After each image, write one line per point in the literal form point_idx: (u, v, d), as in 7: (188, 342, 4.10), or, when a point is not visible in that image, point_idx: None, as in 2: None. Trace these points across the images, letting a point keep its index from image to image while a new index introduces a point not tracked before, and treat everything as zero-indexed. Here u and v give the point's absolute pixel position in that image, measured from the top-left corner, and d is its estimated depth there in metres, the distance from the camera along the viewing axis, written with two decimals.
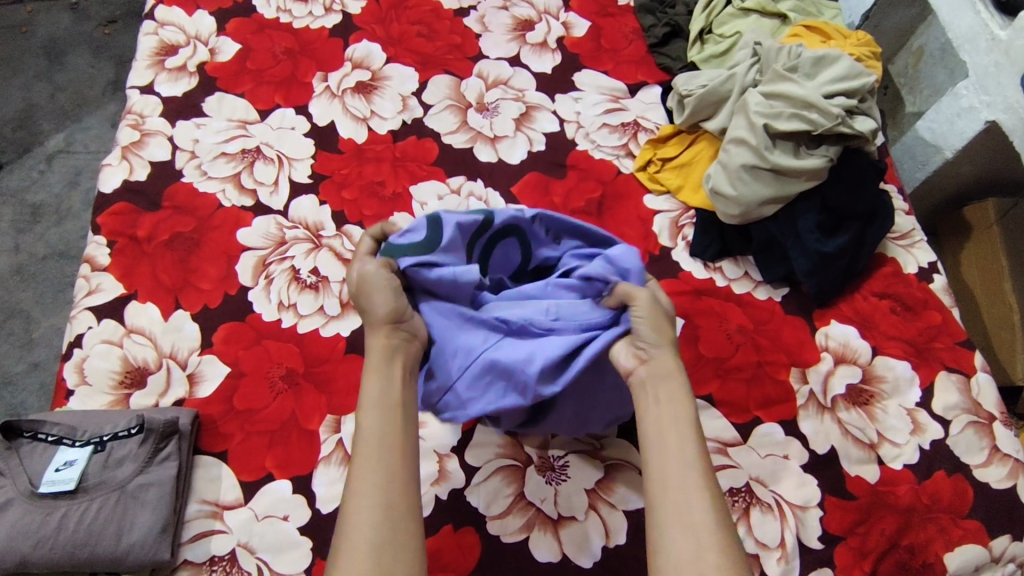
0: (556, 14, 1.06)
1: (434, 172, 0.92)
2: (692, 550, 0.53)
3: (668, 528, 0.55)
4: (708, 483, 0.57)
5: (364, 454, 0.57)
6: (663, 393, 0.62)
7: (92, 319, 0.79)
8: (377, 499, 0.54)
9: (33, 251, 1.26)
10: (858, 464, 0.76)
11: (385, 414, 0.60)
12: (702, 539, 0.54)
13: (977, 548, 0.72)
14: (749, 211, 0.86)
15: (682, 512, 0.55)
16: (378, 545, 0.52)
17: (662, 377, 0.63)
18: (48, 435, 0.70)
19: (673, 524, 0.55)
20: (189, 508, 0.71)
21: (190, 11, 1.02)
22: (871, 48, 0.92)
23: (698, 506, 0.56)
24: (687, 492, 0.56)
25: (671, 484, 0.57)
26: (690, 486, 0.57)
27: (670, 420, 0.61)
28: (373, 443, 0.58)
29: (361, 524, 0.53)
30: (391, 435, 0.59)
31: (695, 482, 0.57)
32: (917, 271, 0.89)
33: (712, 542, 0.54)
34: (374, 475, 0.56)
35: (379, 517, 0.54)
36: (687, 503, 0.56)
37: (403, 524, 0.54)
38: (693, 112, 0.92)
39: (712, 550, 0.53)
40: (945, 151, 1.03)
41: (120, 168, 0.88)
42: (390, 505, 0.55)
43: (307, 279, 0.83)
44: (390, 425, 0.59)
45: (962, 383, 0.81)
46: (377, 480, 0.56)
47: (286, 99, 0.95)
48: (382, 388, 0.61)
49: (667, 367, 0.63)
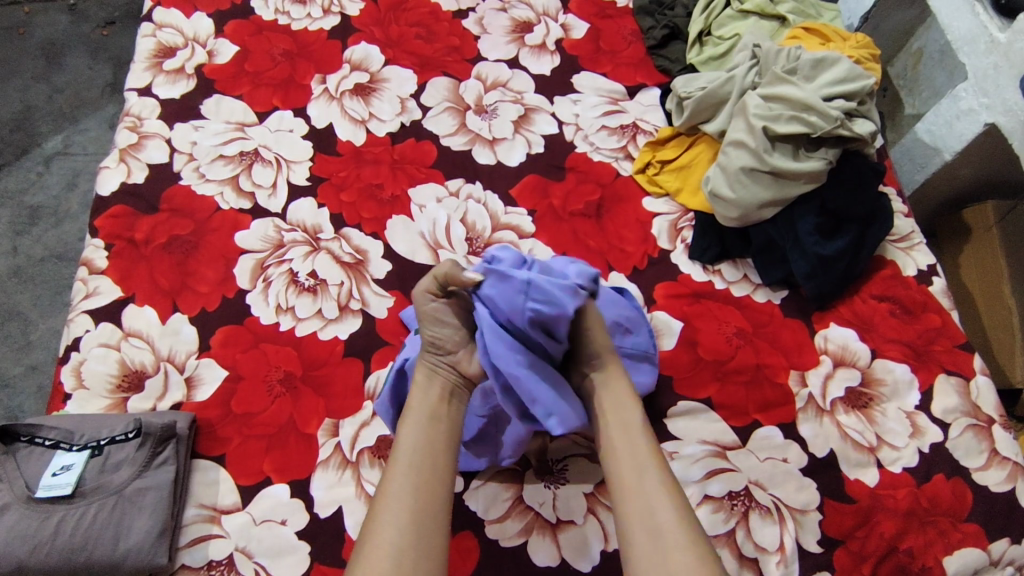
0: (555, 17, 1.06)
1: (433, 175, 0.92)
2: (659, 551, 0.57)
3: (635, 534, 0.59)
4: (667, 485, 0.60)
5: (398, 463, 0.61)
6: (611, 405, 0.66)
7: (89, 322, 0.79)
8: (406, 505, 0.59)
9: (30, 254, 1.25)
10: (858, 467, 0.76)
11: (421, 430, 0.64)
12: (666, 541, 0.57)
13: (977, 551, 0.72)
14: (748, 213, 0.86)
15: (646, 516, 0.59)
16: (403, 549, 0.56)
17: (604, 390, 0.67)
18: (45, 439, 0.70)
19: (639, 529, 0.59)
20: (187, 512, 0.70)
21: (188, 13, 1.01)
22: (870, 50, 0.92)
23: (658, 505, 0.59)
24: (645, 493, 0.60)
25: (634, 491, 0.61)
26: (649, 489, 0.60)
27: (623, 430, 0.64)
28: (408, 453, 0.62)
29: (387, 529, 0.57)
30: (433, 450, 0.63)
31: (655, 484, 0.60)
32: (916, 273, 0.89)
33: (678, 540, 0.57)
34: (405, 483, 0.60)
35: (406, 521, 0.58)
36: (647, 507, 0.59)
37: (429, 534, 0.58)
38: (692, 113, 0.91)
39: (679, 547, 0.56)
40: (944, 153, 1.03)
41: (118, 171, 0.88)
42: (416, 516, 0.58)
43: (305, 282, 0.83)
44: (425, 440, 0.63)
45: (962, 387, 0.81)
46: (406, 490, 0.60)
47: (284, 102, 0.95)
48: (421, 405, 0.65)
49: (608, 373, 0.68)
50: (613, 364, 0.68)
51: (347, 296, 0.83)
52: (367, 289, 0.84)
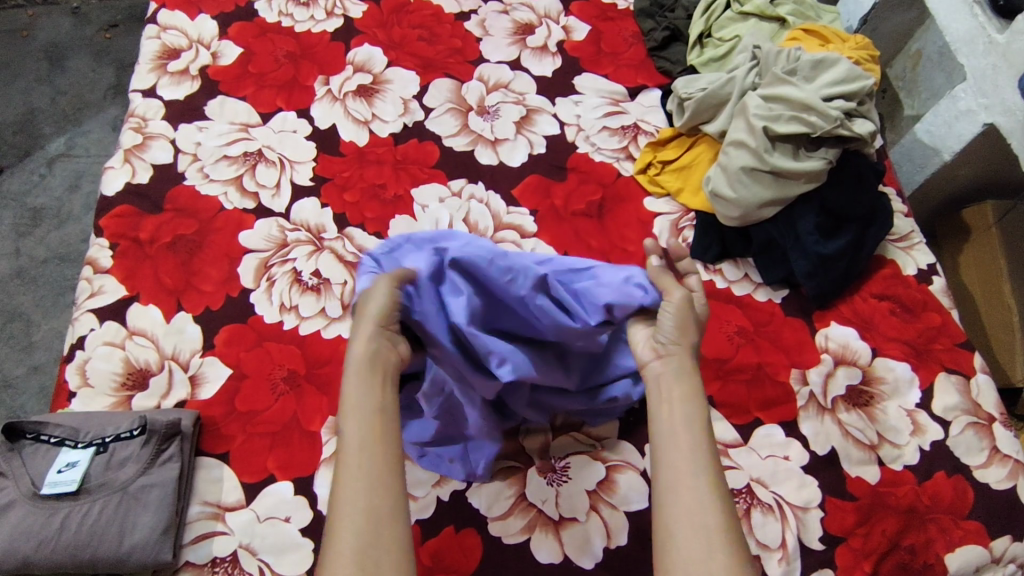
0: (556, 19, 1.07)
1: (435, 175, 0.92)
2: (703, 550, 0.53)
3: (679, 528, 0.54)
4: (717, 483, 0.56)
5: (347, 460, 0.55)
6: (673, 391, 0.61)
7: (94, 321, 0.79)
8: (361, 505, 0.53)
9: (33, 255, 1.26)
10: (859, 465, 0.77)
11: (364, 417, 0.57)
12: (713, 541, 0.53)
13: (978, 549, 0.72)
14: (749, 213, 0.87)
15: (696, 511, 0.55)
16: (362, 555, 0.51)
17: (668, 377, 0.63)
18: (50, 436, 0.70)
19: (685, 524, 0.54)
20: (192, 509, 0.71)
21: (192, 15, 1.02)
22: (869, 51, 0.92)
23: (709, 506, 0.55)
24: (700, 490, 0.56)
25: (687, 484, 0.56)
26: (703, 485, 0.56)
27: (682, 420, 0.59)
28: (356, 447, 0.55)
29: (348, 531, 0.51)
30: (380, 431, 0.56)
31: (706, 483, 0.56)
32: (916, 273, 0.90)
33: (722, 543, 0.53)
34: (357, 482, 0.54)
35: (361, 522, 0.52)
36: (699, 504, 0.55)
37: (388, 531, 0.52)
38: (692, 114, 0.92)
39: (723, 551, 0.53)
40: (943, 154, 1.04)
41: (123, 171, 0.89)
42: (373, 515, 0.52)
43: (308, 281, 0.84)
44: (370, 427, 0.56)
45: (962, 385, 0.82)
46: (359, 489, 0.53)
47: (288, 103, 0.96)
48: (366, 388, 0.58)
49: (677, 361, 0.63)
50: (685, 355, 0.64)
51: (350, 295, 0.83)
52: None
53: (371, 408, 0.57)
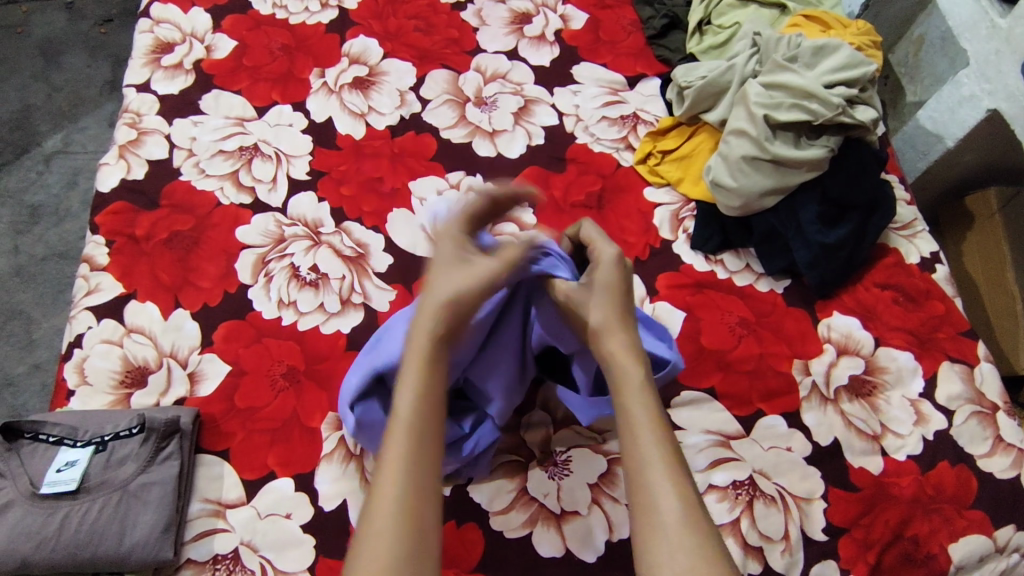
0: (553, 7, 1.06)
1: (433, 168, 0.92)
2: (664, 548, 0.50)
3: (639, 530, 0.52)
4: (670, 472, 0.54)
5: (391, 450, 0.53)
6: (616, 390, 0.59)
7: (91, 319, 0.79)
8: (405, 499, 0.51)
9: (32, 252, 1.25)
10: (862, 456, 0.76)
11: (421, 409, 0.55)
12: (670, 536, 0.51)
13: (983, 538, 0.72)
14: (750, 203, 0.86)
15: (649, 509, 0.52)
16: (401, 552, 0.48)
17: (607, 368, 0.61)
18: (49, 435, 0.70)
19: (641, 522, 0.52)
20: (192, 507, 0.70)
21: (185, 8, 1.01)
22: (871, 37, 0.91)
23: (663, 502, 0.52)
24: (650, 486, 0.53)
25: (638, 482, 0.54)
26: (656, 479, 0.54)
27: (626, 419, 0.57)
28: (402, 438, 0.53)
29: (383, 515, 0.50)
30: (429, 417, 0.55)
31: (659, 476, 0.54)
32: (919, 261, 0.89)
33: (682, 534, 0.51)
34: (404, 478, 0.51)
35: (405, 513, 0.50)
36: (651, 499, 0.53)
37: (426, 530, 0.50)
38: (692, 103, 0.91)
39: (680, 541, 0.50)
40: (946, 140, 1.03)
41: (118, 167, 0.88)
42: (417, 510, 0.51)
43: (307, 276, 0.83)
44: (427, 420, 0.54)
45: (966, 373, 0.81)
46: (407, 482, 0.51)
47: (283, 96, 0.95)
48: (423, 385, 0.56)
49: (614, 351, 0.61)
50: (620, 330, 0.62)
51: (348, 290, 0.83)
52: (369, 283, 0.83)
53: (424, 390, 0.56)
